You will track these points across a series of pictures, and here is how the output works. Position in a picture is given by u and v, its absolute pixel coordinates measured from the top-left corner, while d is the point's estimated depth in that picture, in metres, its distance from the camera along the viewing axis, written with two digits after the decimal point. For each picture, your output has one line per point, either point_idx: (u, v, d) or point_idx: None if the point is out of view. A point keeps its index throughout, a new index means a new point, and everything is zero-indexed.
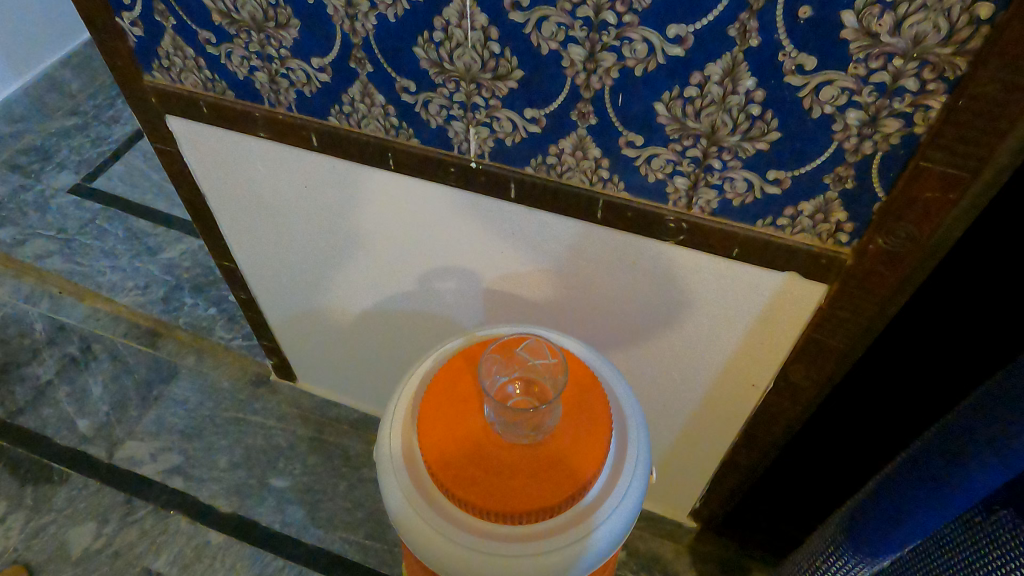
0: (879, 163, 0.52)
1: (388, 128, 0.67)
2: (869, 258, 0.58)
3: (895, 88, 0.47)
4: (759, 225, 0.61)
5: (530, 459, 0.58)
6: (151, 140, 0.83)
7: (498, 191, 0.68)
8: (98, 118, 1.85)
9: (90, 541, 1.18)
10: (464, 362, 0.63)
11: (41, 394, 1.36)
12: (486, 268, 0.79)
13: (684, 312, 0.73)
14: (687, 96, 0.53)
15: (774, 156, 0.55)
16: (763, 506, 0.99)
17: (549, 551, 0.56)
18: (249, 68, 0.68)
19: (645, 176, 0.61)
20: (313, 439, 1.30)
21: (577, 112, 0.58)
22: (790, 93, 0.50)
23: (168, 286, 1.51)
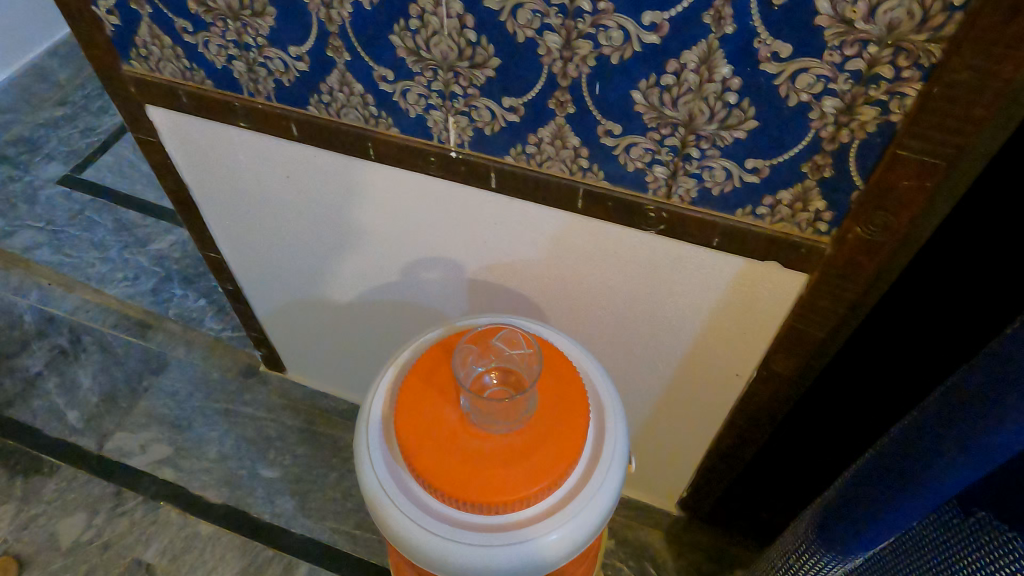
0: (856, 152, 0.52)
1: (367, 117, 0.67)
2: (848, 246, 0.58)
3: (871, 76, 0.47)
4: (738, 214, 0.60)
5: (508, 448, 0.57)
6: (132, 130, 0.83)
7: (479, 180, 0.68)
8: (86, 108, 1.84)
9: (80, 532, 1.18)
10: (441, 351, 0.63)
11: (31, 386, 1.36)
12: (470, 258, 0.79)
13: (667, 301, 0.73)
14: (664, 84, 0.53)
15: (752, 145, 0.54)
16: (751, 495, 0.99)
17: (525, 540, 0.56)
18: (227, 57, 0.67)
19: (624, 165, 0.60)
20: (302, 430, 1.30)
21: (555, 100, 0.58)
22: (766, 81, 0.50)
23: (157, 277, 1.51)
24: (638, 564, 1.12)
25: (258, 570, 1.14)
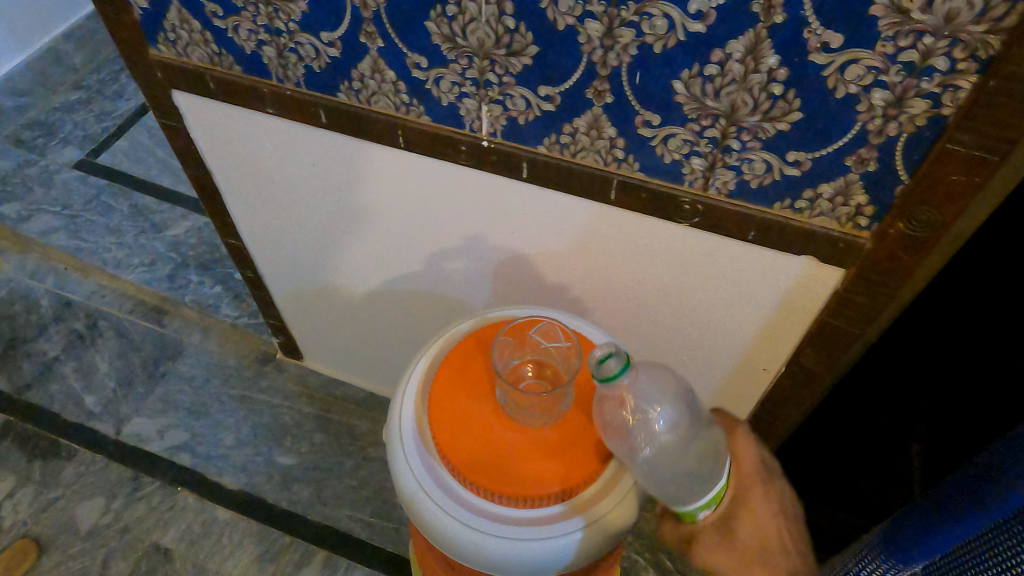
0: (903, 145, 0.51)
1: (398, 104, 0.66)
2: (889, 242, 0.57)
3: (924, 67, 0.46)
4: (776, 208, 0.59)
5: (545, 443, 0.58)
6: (157, 115, 0.82)
7: (510, 170, 0.67)
8: (102, 92, 1.83)
9: (98, 516, 1.18)
10: (475, 344, 0.63)
11: (48, 370, 1.36)
12: (497, 249, 0.78)
13: (697, 294, 0.72)
14: (707, 75, 0.52)
15: (795, 137, 0.53)
16: None
17: (561, 535, 0.55)
18: (257, 42, 0.66)
19: (661, 156, 0.59)
20: (319, 417, 1.30)
21: (593, 90, 0.57)
22: (814, 72, 0.49)
23: (174, 263, 1.50)
24: (655, 557, 1.12)
25: (275, 557, 1.14)
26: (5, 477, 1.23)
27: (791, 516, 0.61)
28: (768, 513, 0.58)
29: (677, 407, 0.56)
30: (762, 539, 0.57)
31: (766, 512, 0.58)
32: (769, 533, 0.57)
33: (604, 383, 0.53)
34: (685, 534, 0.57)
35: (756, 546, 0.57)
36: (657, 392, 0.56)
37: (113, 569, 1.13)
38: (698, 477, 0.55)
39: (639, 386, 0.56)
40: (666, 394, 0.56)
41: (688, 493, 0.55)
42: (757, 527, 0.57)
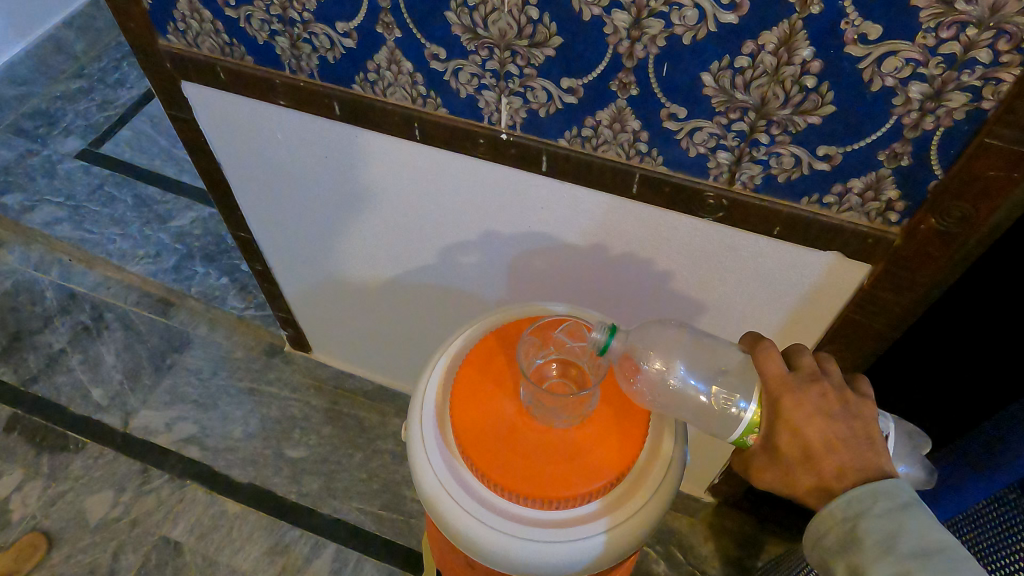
0: (940, 140, 0.49)
1: (415, 96, 0.64)
2: (920, 238, 0.56)
3: (966, 60, 0.44)
4: (803, 202, 0.58)
5: (568, 443, 0.59)
6: (166, 107, 0.81)
7: (529, 164, 0.65)
8: (104, 80, 1.81)
9: (107, 509, 1.18)
10: (497, 342, 0.64)
11: (55, 362, 1.35)
12: (512, 243, 0.77)
13: (717, 289, 0.71)
14: (737, 67, 0.50)
15: (826, 132, 0.52)
16: None
17: (578, 538, 0.56)
18: (270, 33, 0.65)
19: (685, 150, 0.58)
20: (328, 410, 1.30)
21: (618, 82, 0.55)
22: (849, 64, 0.47)
23: (179, 254, 1.49)
24: (667, 549, 1.11)
25: (285, 549, 1.14)
26: (13, 470, 1.22)
27: (857, 403, 0.49)
28: (806, 421, 0.48)
29: (690, 356, 0.60)
30: (804, 450, 0.48)
31: (805, 418, 0.48)
32: (814, 441, 0.48)
33: (600, 351, 0.58)
34: (744, 462, 0.54)
35: (799, 460, 0.49)
36: (662, 346, 0.60)
37: (123, 563, 1.13)
38: (727, 406, 0.56)
39: (642, 342, 0.60)
40: (673, 348, 0.60)
41: (724, 424, 0.56)
42: (795, 440, 0.49)
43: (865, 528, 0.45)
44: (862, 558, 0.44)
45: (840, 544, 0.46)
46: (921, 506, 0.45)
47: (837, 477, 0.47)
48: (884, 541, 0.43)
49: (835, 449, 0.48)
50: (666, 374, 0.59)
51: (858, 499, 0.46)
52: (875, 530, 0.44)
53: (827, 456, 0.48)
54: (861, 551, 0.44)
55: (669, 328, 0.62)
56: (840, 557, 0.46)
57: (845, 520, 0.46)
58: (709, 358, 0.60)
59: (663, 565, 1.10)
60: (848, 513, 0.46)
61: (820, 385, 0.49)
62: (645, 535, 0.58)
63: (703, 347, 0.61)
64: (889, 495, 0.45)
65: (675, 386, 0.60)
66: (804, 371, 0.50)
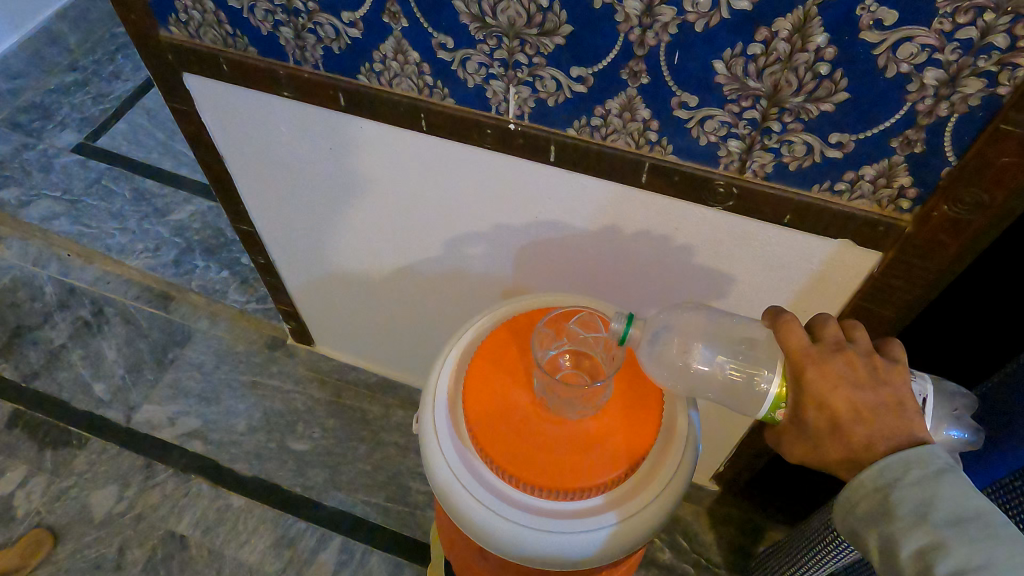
0: (954, 126, 0.49)
1: (421, 86, 0.64)
2: (931, 225, 0.55)
3: (983, 45, 0.44)
4: (814, 190, 0.58)
5: (581, 435, 0.60)
6: (167, 100, 0.80)
7: (537, 154, 0.65)
8: (98, 73, 1.79)
9: (112, 505, 1.18)
10: (509, 335, 0.64)
11: (56, 358, 1.35)
12: (518, 234, 0.76)
13: (725, 277, 0.71)
14: (750, 54, 0.50)
15: (839, 119, 0.52)
16: (801, 479, 0.97)
17: (589, 529, 0.57)
18: (273, 23, 0.64)
19: (696, 139, 0.58)
20: (331, 402, 1.30)
21: (628, 71, 0.55)
22: (864, 51, 0.47)
23: (178, 248, 1.48)
24: (672, 538, 1.11)
25: (292, 542, 1.14)
26: (16, 466, 1.22)
27: (887, 369, 0.47)
28: (831, 391, 0.46)
29: (708, 337, 0.60)
30: (831, 420, 0.46)
31: (830, 388, 0.46)
32: (841, 411, 0.46)
33: (619, 342, 0.59)
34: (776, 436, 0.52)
35: (826, 431, 0.47)
36: (680, 331, 0.60)
37: (129, 558, 1.13)
38: (751, 382, 0.57)
39: (659, 327, 0.61)
40: (691, 330, 0.61)
41: (749, 400, 0.56)
42: (821, 411, 0.47)
43: (898, 497, 0.43)
44: (896, 528, 0.42)
45: (871, 513, 0.44)
46: (956, 470, 0.42)
47: (865, 448, 0.45)
48: (918, 510, 0.42)
49: (863, 419, 0.45)
50: (686, 356, 0.60)
51: (889, 467, 0.44)
52: (908, 499, 0.42)
53: (855, 426, 0.45)
54: (894, 520, 0.42)
55: (685, 313, 0.63)
56: (872, 527, 0.44)
57: (876, 490, 0.44)
58: (730, 336, 0.60)
59: (668, 554, 1.10)
60: (880, 481, 0.44)
61: (844, 354, 0.47)
62: (657, 526, 0.59)
63: (722, 327, 0.62)
64: (923, 462, 0.43)
65: (696, 366, 0.60)
66: (827, 342, 0.48)
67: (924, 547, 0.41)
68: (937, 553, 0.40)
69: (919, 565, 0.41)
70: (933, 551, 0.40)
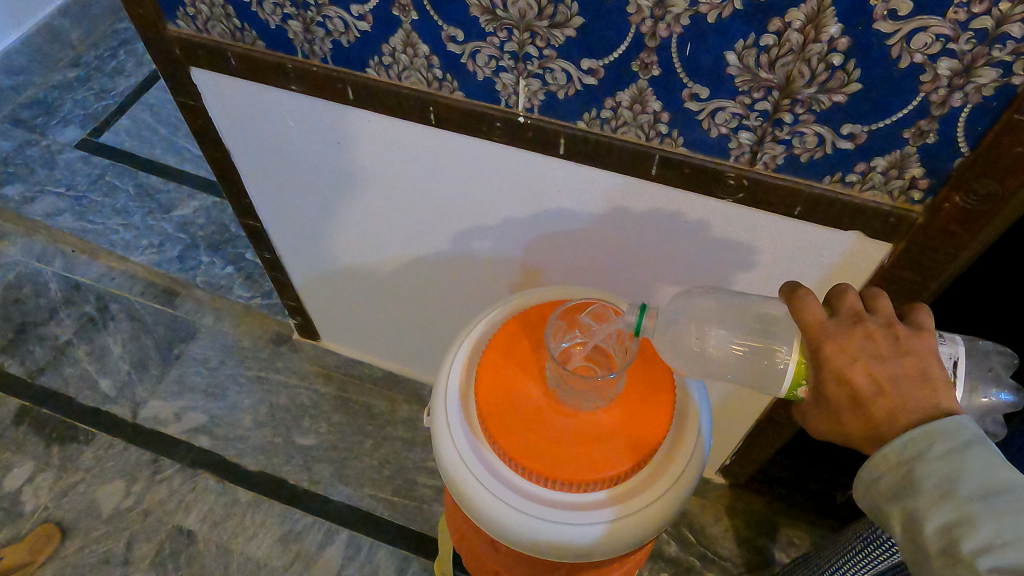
0: (967, 116, 0.49)
1: (430, 80, 0.64)
2: (943, 216, 0.55)
3: (997, 35, 0.44)
4: (825, 181, 0.58)
5: (593, 427, 0.60)
6: (174, 94, 0.80)
7: (546, 147, 0.65)
8: (101, 69, 1.78)
9: (119, 500, 1.18)
10: (520, 328, 0.65)
11: (61, 354, 1.35)
12: (526, 228, 0.76)
13: (735, 271, 0.71)
14: (763, 45, 0.50)
15: (851, 110, 0.51)
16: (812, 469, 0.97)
17: (596, 522, 0.57)
18: (282, 16, 0.64)
19: (707, 131, 0.58)
20: (337, 397, 1.30)
21: (640, 62, 0.55)
22: (878, 41, 0.47)
23: (183, 243, 1.48)
24: (679, 531, 1.11)
25: (298, 537, 1.14)
26: (24, 461, 1.22)
27: (910, 337, 0.45)
28: (849, 364, 0.45)
29: (723, 319, 0.60)
30: (851, 394, 0.45)
31: (848, 362, 0.45)
32: (860, 384, 0.45)
33: (634, 334, 0.60)
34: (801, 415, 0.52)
35: (848, 406, 0.46)
36: (695, 316, 0.61)
37: (137, 553, 1.13)
38: (766, 362, 0.57)
39: (674, 315, 0.61)
40: (707, 315, 0.61)
41: (768, 377, 0.57)
42: (840, 385, 0.46)
43: (922, 472, 0.42)
44: (920, 503, 0.42)
45: (894, 487, 0.43)
46: (984, 441, 0.42)
47: (888, 423, 0.44)
48: (944, 484, 0.41)
49: (886, 391, 0.44)
50: (702, 341, 0.60)
51: (913, 441, 0.43)
52: (932, 473, 0.42)
53: (876, 400, 0.44)
54: (918, 495, 0.42)
55: (699, 299, 0.63)
56: (895, 501, 0.43)
57: (899, 465, 0.43)
58: (745, 317, 0.60)
59: (674, 547, 1.10)
60: (903, 455, 0.43)
61: (863, 326, 0.46)
62: (665, 521, 0.59)
63: (737, 308, 0.62)
64: (950, 434, 0.42)
65: (714, 350, 0.60)
66: (844, 315, 0.48)
67: (950, 523, 0.40)
68: (964, 528, 0.40)
69: (943, 541, 0.40)
70: (958, 526, 0.40)
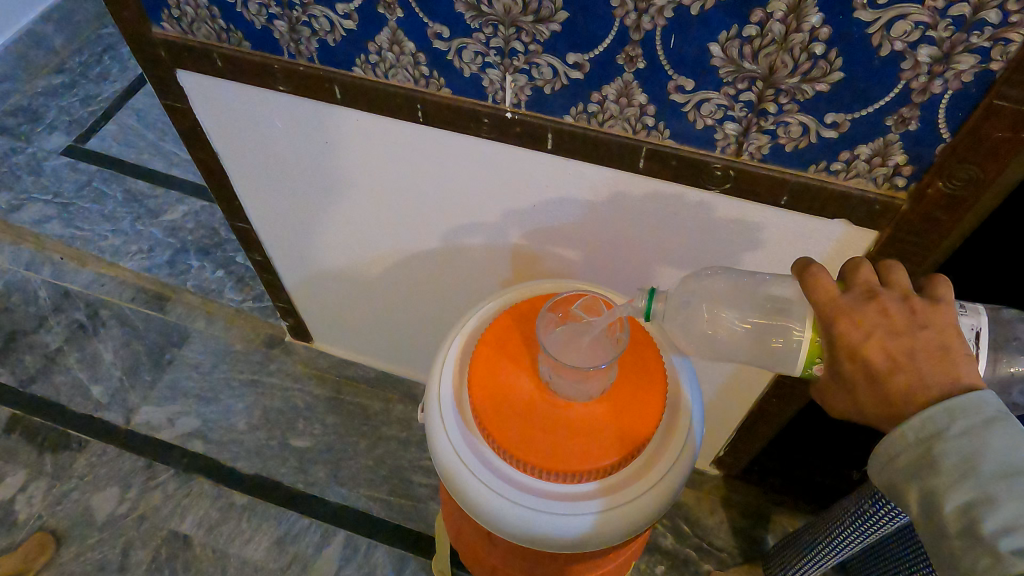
0: (948, 103, 0.49)
1: (417, 78, 0.64)
2: (926, 202, 0.56)
3: (975, 21, 0.44)
4: (810, 170, 0.58)
5: (585, 418, 0.60)
6: (161, 96, 0.79)
7: (534, 142, 0.65)
8: (86, 75, 1.77)
9: (114, 507, 1.17)
10: (512, 322, 0.65)
11: (52, 362, 1.34)
12: (514, 223, 0.77)
13: (724, 260, 0.71)
14: (746, 36, 0.50)
15: (835, 98, 0.52)
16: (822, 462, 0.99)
17: (587, 512, 0.58)
18: (268, 17, 0.64)
19: (692, 122, 0.58)
20: (332, 398, 1.30)
21: (624, 56, 0.55)
22: (858, 29, 0.47)
23: (173, 249, 1.47)
24: (674, 524, 1.12)
25: (294, 539, 1.14)
26: (16, 470, 1.21)
27: (926, 311, 0.46)
28: (863, 339, 0.46)
29: (734, 300, 0.61)
30: (867, 370, 0.46)
31: (862, 338, 0.46)
32: (875, 359, 0.45)
33: (645, 318, 0.62)
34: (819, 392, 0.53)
35: (864, 382, 0.46)
36: (706, 297, 0.61)
37: (133, 559, 1.13)
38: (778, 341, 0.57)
39: (684, 296, 0.62)
40: (718, 296, 0.61)
41: (777, 356, 0.57)
42: (855, 361, 0.46)
43: (942, 449, 0.42)
44: (938, 482, 0.42)
45: (913, 466, 0.44)
46: (1007, 419, 0.42)
47: (903, 399, 0.45)
48: (963, 463, 0.42)
49: (902, 365, 0.45)
50: (715, 322, 0.60)
51: (933, 418, 0.43)
52: (953, 451, 0.42)
53: (892, 374, 0.45)
54: (937, 474, 0.42)
55: (707, 280, 0.63)
56: (913, 479, 0.44)
57: (919, 443, 0.44)
58: (755, 296, 0.60)
59: (671, 539, 1.11)
60: (923, 433, 0.43)
61: (877, 301, 0.47)
62: (658, 512, 0.60)
63: (747, 288, 0.62)
64: (971, 411, 0.42)
65: (725, 331, 0.60)
66: (857, 290, 0.48)
67: (969, 502, 0.41)
68: (984, 508, 0.40)
69: (963, 520, 0.41)
70: (978, 506, 0.40)
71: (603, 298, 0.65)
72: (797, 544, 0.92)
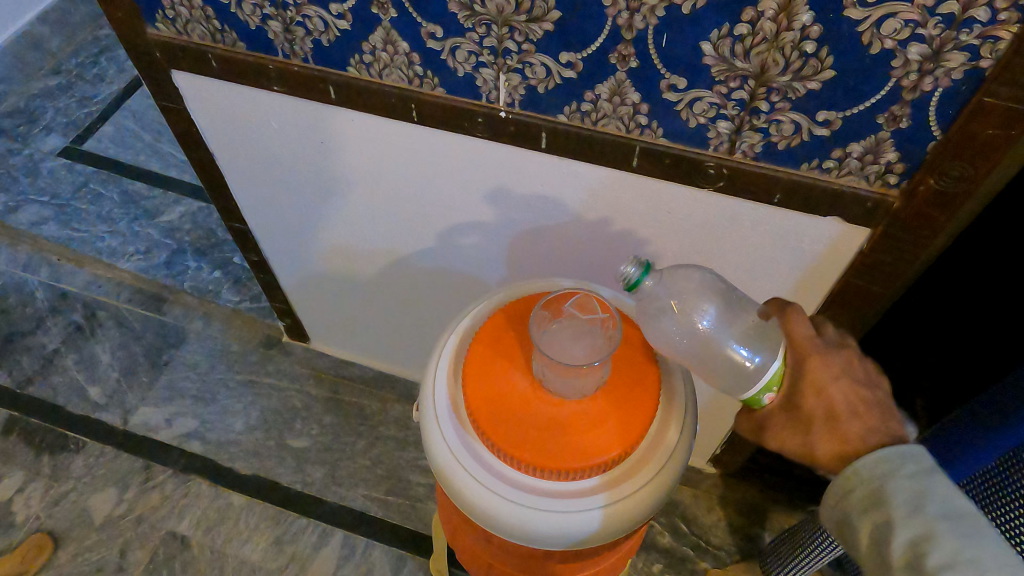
0: (938, 99, 0.50)
1: (411, 77, 0.64)
2: (918, 199, 0.56)
3: (964, 19, 0.45)
4: (802, 168, 0.59)
5: (580, 414, 0.61)
6: (156, 98, 0.79)
7: (528, 141, 0.65)
8: (83, 76, 1.77)
9: (112, 507, 1.17)
10: (506, 320, 0.66)
11: (49, 363, 1.34)
12: (509, 221, 0.77)
13: (718, 257, 0.71)
14: (737, 35, 0.50)
15: (826, 96, 0.52)
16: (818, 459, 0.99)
17: (585, 508, 0.58)
18: (262, 17, 0.64)
19: (685, 121, 0.58)
20: (329, 399, 1.30)
21: (617, 55, 0.55)
22: (848, 27, 0.47)
23: (170, 250, 1.47)
24: (672, 522, 1.12)
25: (293, 538, 1.14)
26: (13, 472, 1.21)
27: (874, 376, 0.54)
28: (832, 380, 0.52)
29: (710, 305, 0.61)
30: (828, 409, 0.52)
31: (833, 378, 0.52)
32: (838, 398, 0.51)
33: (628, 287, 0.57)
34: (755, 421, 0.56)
35: (821, 420, 0.52)
36: (685, 295, 0.61)
37: (131, 559, 1.13)
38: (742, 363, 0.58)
39: (665, 289, 0.61)
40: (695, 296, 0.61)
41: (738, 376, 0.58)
42: (821, 398, 0.52)
43: (892, 488, 0.47)
44: (887, 519, 0.47)
45: (865, 501, 0.49)
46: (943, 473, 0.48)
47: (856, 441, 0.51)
48: (911, 502, 0.46)
49: (857, 412, 0.51)
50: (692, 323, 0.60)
51: (886, 460, 0.49)
52: (902, 491, 0.47)
53: (849, 418, 0.51)
54: (888, 510, 0.47)
55: (685, 276, 0.63)
56: (864, 514, 0.48)
57: (872, 481, 0.49)
58: (730, 311, 0.61)
59: (669, 537, 1.11)
60: (875, 472, 0.49)
61: (845, 351, 0.53)
62: (653, 508, 0.60)
63: (721, 295, 0.62)
64: (915, 460, 0.48)
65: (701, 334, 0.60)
66: (828, 339, 0.54)
67: (915, 538, 0.45)
68: (928, 544, 0.45)
69: (909, 555, 0.45)
70: (923, 541, 0.45)
71: (596, 296, 0.65)
72: (792, 541, 0.93)
